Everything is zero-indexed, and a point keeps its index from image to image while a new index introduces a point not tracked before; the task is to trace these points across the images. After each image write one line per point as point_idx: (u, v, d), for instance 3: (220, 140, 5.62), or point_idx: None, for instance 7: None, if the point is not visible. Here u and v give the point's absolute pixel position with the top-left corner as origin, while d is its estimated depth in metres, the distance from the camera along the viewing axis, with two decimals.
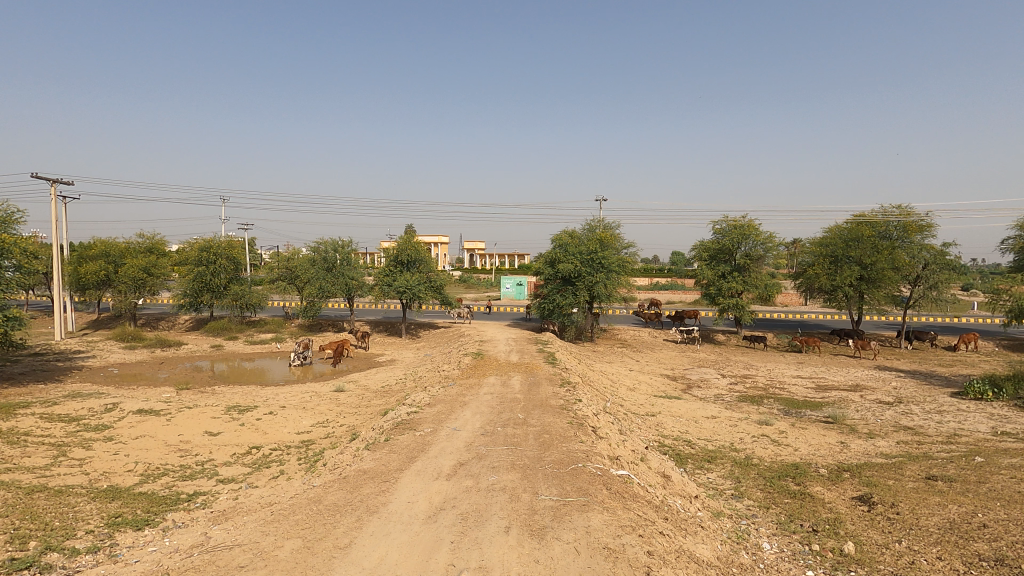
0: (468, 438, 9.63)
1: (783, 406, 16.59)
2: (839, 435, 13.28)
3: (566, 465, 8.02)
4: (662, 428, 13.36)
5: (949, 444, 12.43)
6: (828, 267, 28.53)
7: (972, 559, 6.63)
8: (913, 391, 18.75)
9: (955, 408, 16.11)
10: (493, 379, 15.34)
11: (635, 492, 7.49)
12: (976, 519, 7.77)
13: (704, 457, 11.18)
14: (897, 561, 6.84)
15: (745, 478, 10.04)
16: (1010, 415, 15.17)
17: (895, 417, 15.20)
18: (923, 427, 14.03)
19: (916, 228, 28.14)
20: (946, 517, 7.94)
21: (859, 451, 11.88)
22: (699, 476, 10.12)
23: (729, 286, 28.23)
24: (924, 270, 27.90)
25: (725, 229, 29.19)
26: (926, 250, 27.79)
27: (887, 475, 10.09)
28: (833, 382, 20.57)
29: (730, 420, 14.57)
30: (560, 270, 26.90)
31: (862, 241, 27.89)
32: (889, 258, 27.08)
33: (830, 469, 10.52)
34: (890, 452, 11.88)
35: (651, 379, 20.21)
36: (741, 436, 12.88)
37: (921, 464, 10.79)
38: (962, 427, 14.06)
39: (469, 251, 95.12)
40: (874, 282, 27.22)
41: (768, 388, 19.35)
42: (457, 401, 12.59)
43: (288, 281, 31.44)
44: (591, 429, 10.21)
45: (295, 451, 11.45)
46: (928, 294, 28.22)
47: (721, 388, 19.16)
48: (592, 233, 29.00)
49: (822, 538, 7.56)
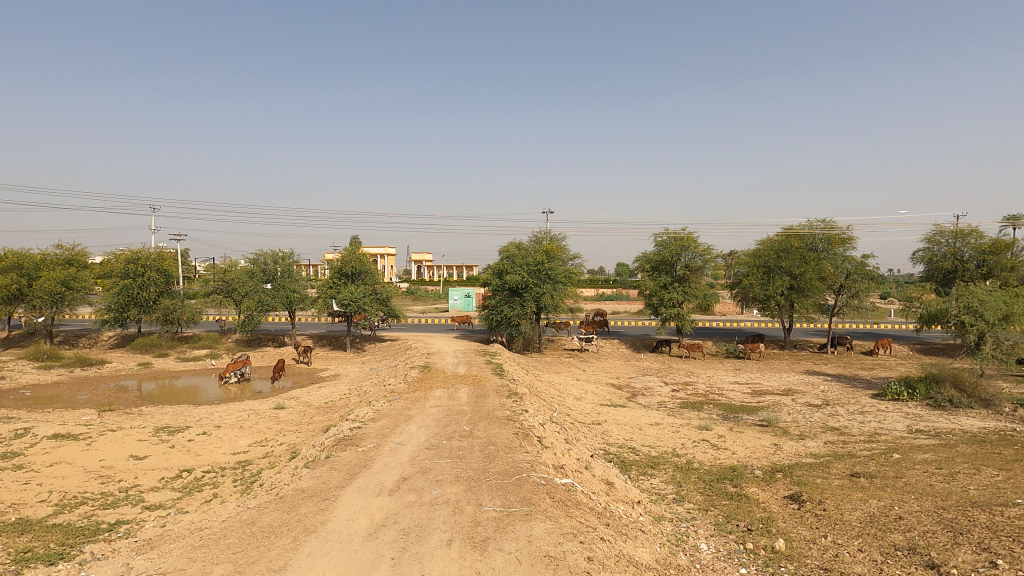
0: (412, 453, 9.47)
1: (721, 411, 17.25)
2: (772, 437, 13.95)
3: (510, 475, 8.05)
4: (608, 436, 13.63)
5: (870, 442, 13.30)
6: (761, 277, 30.03)
7: (889, 550, 7.12)
8: (838, 394, 19.96)
9: (876, 409, 17.25)
10: (439, 392, 15.17)
11: (578, 499, 7.58)
12: (894, 512, 8.35)
13: (648, 463, 11.46)
14: (823, 554, 7.22)
15: (686, 482, 10.36)
16: (923, 414, 16.41)
17: (823, 418, 16.16)
18: (848, 427, 14.97)
19: (838, 241, 30.14)
20: (867, 511, 8.49)
21: (790, 452, 12.54)
22: (642, 481, 10.36)
23: (670, 296, 29.18)
24: (847, 279, 29.75)
25: (665, 241, 30.29)
26: (848, 261, 29.77)
27: (816, 474, 10.66)
28: (766, 387, 21.58)
29: (673, 426, 14.99)
30: (508, 281, 27.00)
31: (791, 252, 29.66)
32: (815, 268, 28.92)
33: (765, 470, 11.03)
34: (818, 451, 12.60)
35: (598, 388, 20.55)
36: (682, 442, 13.28)
37: (846, 462, 11.51)
38: (881, 426, 15.10)
39: (416, 263, 94.37)
40: (803, 291, 29.03)
41: (707, 394, 20.09)
42: (402, 415, 12.36)
43: (224, 294, 30.02)
44: (537, 439, 10.28)
45: (231, 472, 10.93)
46: (851, 302, 30.13)
47: (663, 396, 19.73)
48: (539, 245, 29.36)
49: (755, 537, 7.88)
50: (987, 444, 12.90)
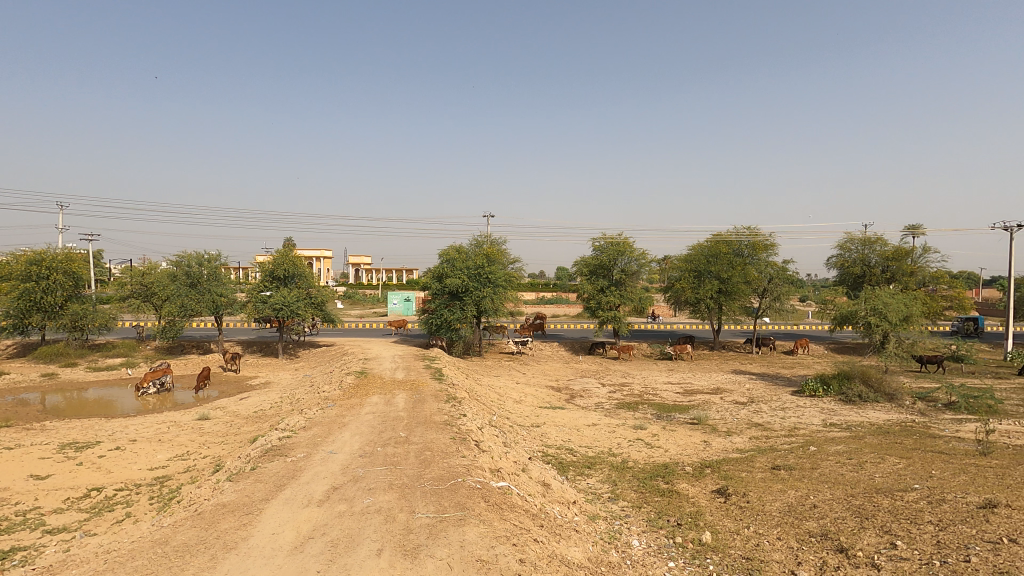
0: (344, 461, 9.18)
1: (655, 411, 17.83)
2: (702, 434, 14.57)
3: (445, 481, 7.96)
4: (546, 438, 13.78)
5: (790, 437, 14.15)
6: (693, 281, 31.35)
7: (804, 537, 7.58)
8: (762, 392, 21.13)
9: (795, 405, 18.40)
10: (376, 398, 14.81)
11: (513, 502, 7.60)
12: (809, 501, 8.91)
13: (585, 464, 11.66)
14: (745, 544, 7.59)
15: (621, 480, 10.62)
16: (836, 409, 17.66)
17: (748, 415, 17.06)
18: (771, 423, 15.88)
19: (762, 247, 31.94)
20: (785, 501, 9.01)
21: (718, 448, 13.13)
22: (579, 482, 10.54)
23: (607, 300, 29.93)
24: (769, 283, 31.58)
25: (602, 245, 31.05)
26: (771, 266, 31.62)
27: (741, 468, 11.20)
28: (697, 386, 22.53)
29: (609, 426, 15.35)
30: (447, 284, 26.81)
31: (720, 257, 31.16)
32: (741, 273, 30.50)
33: (695, 466, 11.49)
34: (743, 447, 13.27)
35: (537, 391, 20.73)
36: (618, 441, 13.63)
37: (767, 456, 12.19)
38: (800, 420, 16.12)
39: (354, 267, 91.97)
40: (730, 295, 30.57)
41: (643, 394, 20.72)
42: (336, 423, 11.98)
43: (142, 299, 28.04)
44: (474, 443, 10.24)
45: (147, 489, 10.20)
46: (773, 305, 32.00)
47: (600, 397, 20.18)
48: (479, 249, 29.34)
49: (684, 531, 8.18)
50: (890, 435, 14.02)
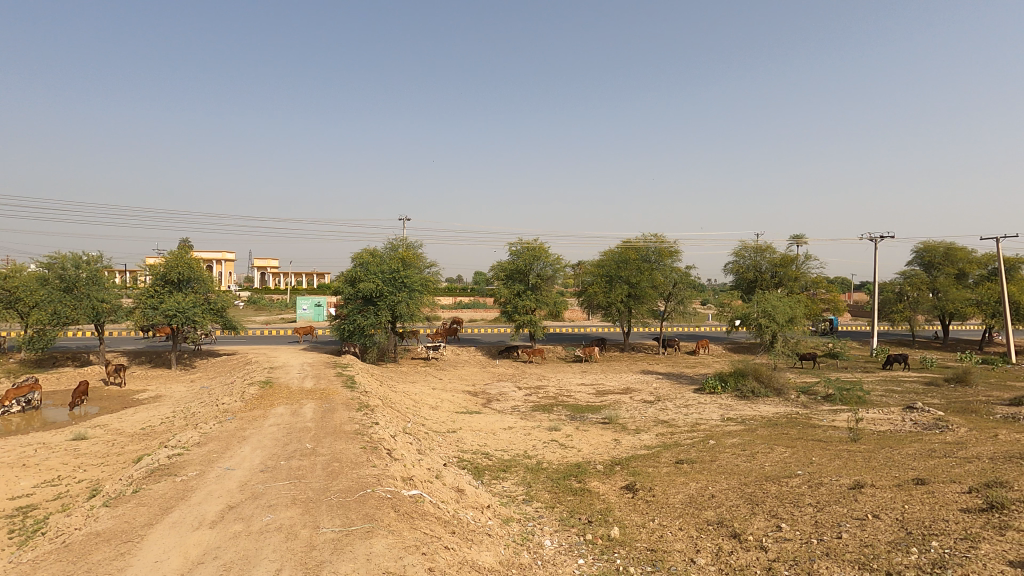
0: (243, 478, 8.59)
1: (569, 412, 18.29)
2: (613, 433, 15.12)
3: (354, 492, 7.67)
4: (462, 443, 13.69)
5: (692, 432, 15.04)
6: (604, 285, 32.52)
7: (703, 526, 8.06)
8: (668, 390, 22.33)
9: (697, 402, 19.61)
10: (282, 409, 14.01)
11: (425, 510, 7.47)
12: (708, 491, 9.50)
13: (500, 467, 11.71)
14: (650, 537, 7.94)
15: (535, 482, 10.77)
16: (732, 404, 19.02)
17: (655, 413, 17.93)
18: (675, 420, 16.79)
19: (667, 253, 33.81)
20: (687, 493, 9.55)
21: (627, 446, 13.69)
22: (494, 485, 10.56)
23: (524, 304, 30.34)
24: (674, 287, 33.48)
25: (519, 250, 31.45)
26: (675, 271, 33.55)
27: (648, 464, 11.74)
28: (609, 387, 23.38)
29: (524, 429, 15.53)
30: (361, 289, 25.96)
31: (630, 263, 32.60)
32: (649, 278, 32.11)
33: (605, 464, 11.89)
34: (650, 443, 13.94)
35: (453, 396, 20.57)
36: (533, 444, 13.82)
37: (672, 451, 12.87)
38: (701, 416, 17.20)
39: (260, 270, 86.79)
40: (639, 299, 32.07)
41: (557, 396, 21.17)
42: (235, 437, 11.18)
43: (4, 306, 24.71)
44: (386, 452, 9.95)
45: (4, 522, 8.94)
46: (678, 308, 33.94)
47: (517, 400, 20.38)
48: (394, 252, 28.69)
49: (594, 528, 8.43)
50: (778, 426, 15.32)
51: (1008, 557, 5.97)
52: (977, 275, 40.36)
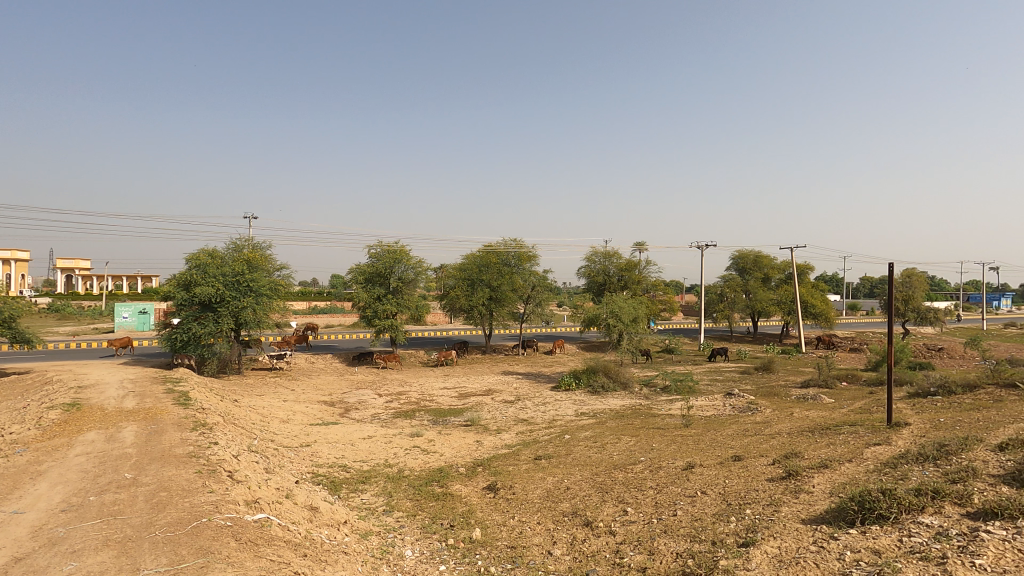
0: (37, 522, 7.16)
1: (432, 416, 18.10)
2: (475, 435, 15.29)
3: (185, 524, 6.80)
4: (317, 457, 12.86)
5: (549, 428, 15.76)
6: (466, 289, 32.76)
7: (559, 517, 8.47)
8: (527, 389, 23.18)
9: (553, 399, 20.60)
10: (94, 435, 11.96)
11: (273, 535, 6.87)
12: (564, 484, 10.01)
13: (359, 479, 11.20)
14: (510, 534, 8.14)
15: (396, 491, 10.48)
16: (585, 400, 20.31)
17: (515, 412, 18.49)
18: (534, 418, 17.48)
19: (526, 258, 35.15)
20: (545, 487, 9.98)
21: (489, 446, 13.93)
22: (352, 499, 10.06)
23: (384, 308, 29.45)
24: (532, 290, 34.90)
25: (379, 253, 30.46)
26: (533, 275, 35.01)
27: (509, 462, 12.06)
28: (471, 389, 23.62)
29: (385, 437, 15.04)
30: (197, 294, 23.19)
31: (490, 266, 33.31)
32: (509, 281, 33.11)
33: (468, 467, 11.96)
34: (511, 442, 14.33)
35: (308, 408, 19.25)
36: (394, 451, 13.44)
37: (531, 448, 13.37)
38: (557, 413, 18.10)
39: (66, 272, 73.61)
40: (499, 301, 32.87)
41: (420, 401, 20.85)
42: (28, 472, 9.30)
43: None
44: (227, 474, 8.98)
45: None
46: (536, 310, 35.42)
47: (377, 408, 19.69)
48: (238, 253, 26.11)
49: (456, 532, 8.42)
50: (624, 417, 16.69)
51: (801, 516, 7.13)
52: (778, 279, 47.84)
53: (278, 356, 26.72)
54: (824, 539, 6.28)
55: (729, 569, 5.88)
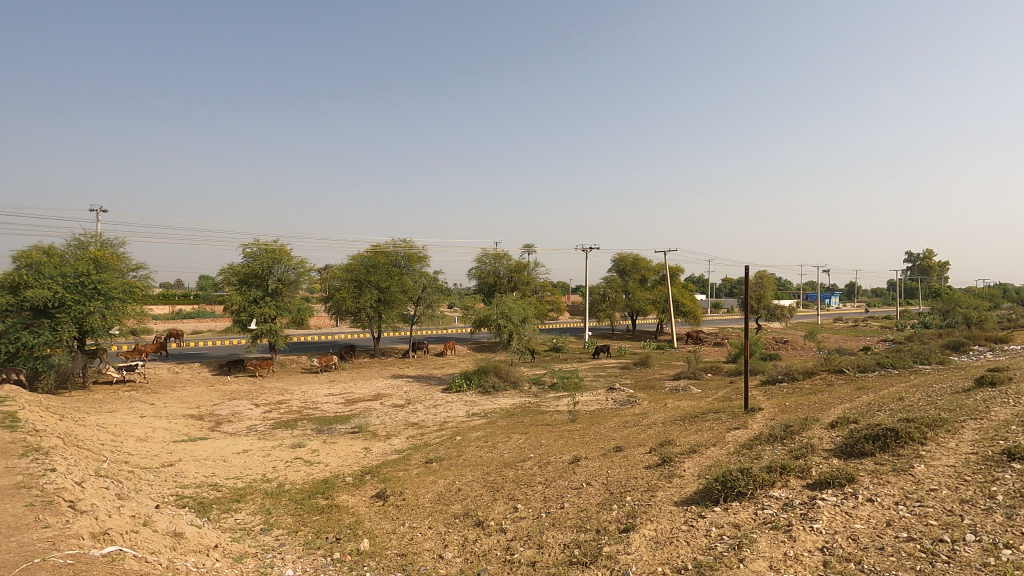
0: None
1: (315, 425, 17.15)
2: (363, 442, 14.74)
3: (12, 568, 5.79)
4: (182, 477, 11.62)
5: (441, 431, 15.64)
6: (353, 290, 31.40)
7: (451, 520, 8.42)
8: (418, 392, 22.82)
9: (444, 401, 20.48)
10: None
11: (128, 569, 6.08)
12: (455, 486, 9.98)
13: (232, 498, 10.29)
14: (400, 542, 7.95)
15: (276, 507, 9.78)
16: (476, 400, 20.44)
17: (405, 416, 18.11)
18: (425, 421, 17.25)
19: (416, 259, 34.62)
20: (436, 491, 9.88)
21: (378, 453, 13.50)
22: (225, 520, 9.23)
23: (262, 312, 27.41)
24: (423, 292, 34.44)
25: (255, 252, 28.28)
26: (424, 276, 34.57)
27: (398, 468, 11.77)
28: (358, 394, 22.74)
29: (263, 450, 13.98)
30: (28, 298, 19.93)
31: (379, 267, 32.38)
32: (398, 283, 32.39)
33: (355, 475, 11.49)
34: (401, 447, 14.01)
35: (171, 423, 17.33)
36: (273, 465, 12.54)
37: (422, 452, 13.17)
38: (448, 415, 18.02)
39: None
40: (388, 303, 32.03)
41: (302, 410, 19.66)
42: None
43: None
44: (68, 505, 7.80)
45: None
46: (426, 311, 35.01)
47: (253, 419, 18.25)
48: (82, 251, 22.85)
49: (342, 545, 8.04)
50: (514, 416, 17.03)
51: (674, 498, 7.73)
52: (653, 280, 51.67)
53: (129, 368, 23.60)
54: (693, 518, 6.87)
55: (611, 554, 6.22)
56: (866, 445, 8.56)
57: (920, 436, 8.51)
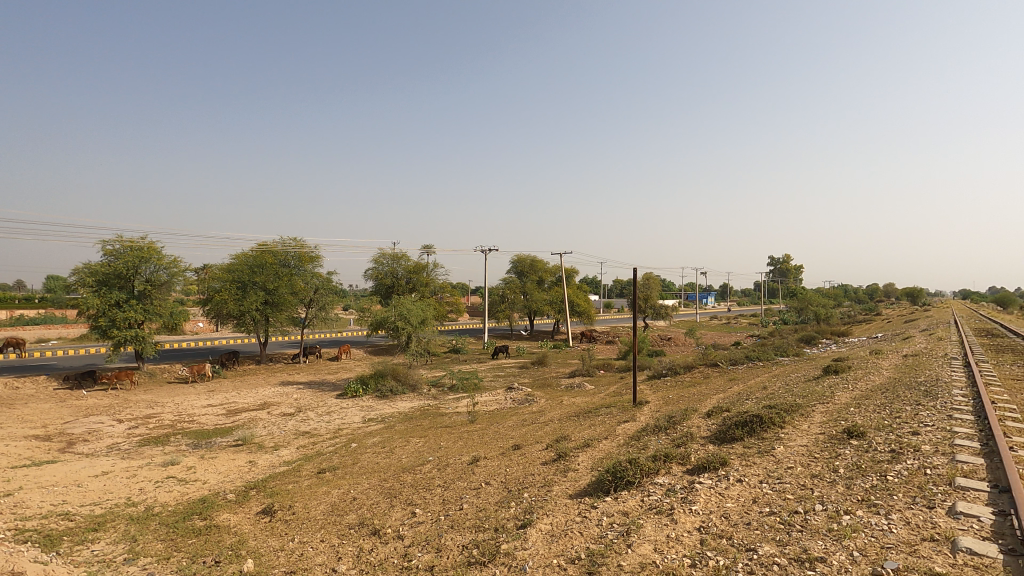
0: None
1: (191, 440, 15.65)
2: (247, 455, 13.69)
3: None
4: (24, 507, 10.05)
5: (335, 438, 14.96)
6: (236, 292, 28.98)
7: (345, 531, 8.08)
8: (309, 399, 21.64)
9: (339, 407, 19.61)
10: None
11: None
12: (350, 495, 9.59)
13: (88, 527, 9.08)
14: (289, 559, 7.48)
15: (143, 533, 8.78)
16: (373, 405, 19.80)
17: (295, 425, 17.09)
18: (317, 429, 16.40)
19: (307, 258, 32.87)
20: (329, 502, 9.43)
21: (265, 466, 12.62)
22: (79, 553, 8.12)
23: (126, 316, 24.53)
24: (315, 293, 32.73)
25: (118, 250, 25.24)
26: (316, 277, 32.89)
27: (288, 481, 11.09)
28: (242, 404, 21.10)
29: (127, 471, 12.49)
30: None
31: (266, 267, 30.37)
32: (288, 284, 30.56)
33: (238, 491, 10.64)
34: (290, 458, 13.20)
35: (8, 446, 14.92)
36: (140, 486, 11.26)
37: (314, 462, 12.51)
38: (343, 421, 17.29)
39: None
40: (277, 306, 30.10)
41: (175, 424, 17.84)
42: None
43: None
44: None
45: None
46: (319, 314, 33.32)
47: (115, 437, 16.24)
48: None
49: (223, 567, 7.41)
50: (413, 419, 16.73)
51: (568, 492, 8.03)
52: (550, 281, 53.29)
53: None
54: (586, 510, 7.17)
55: (509, 551, 6.31)
56: (736, 431, 9.44)
57: (779, 421, 9.56)
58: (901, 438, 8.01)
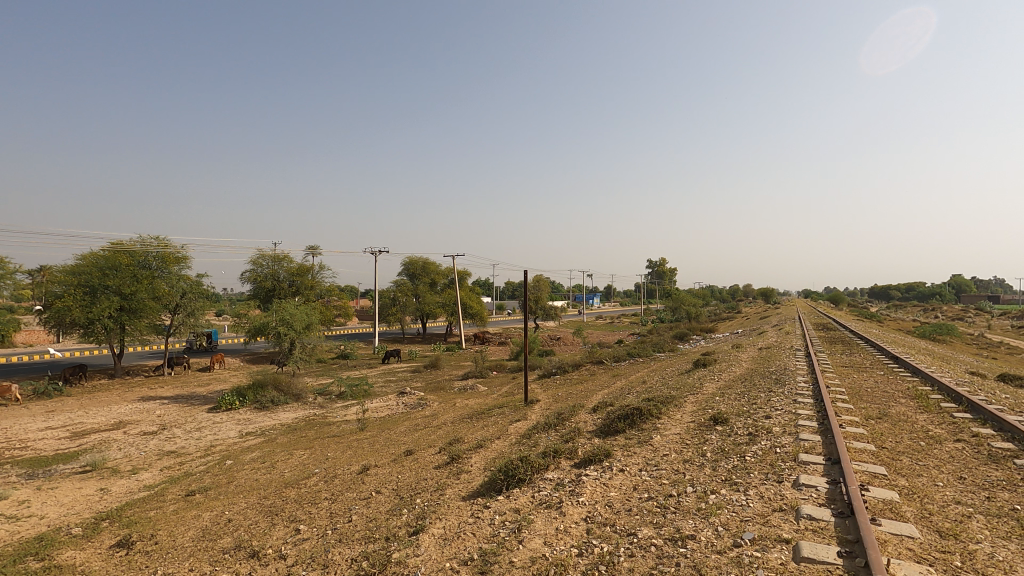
0: None
1: (25, 469, 13.42)
2: (98, 482, 12.04)
3: None
4: None
5: (206, 456, 13.67)
6: (83, 297, 25.45)
7: (219, 557, 7.40)
8: (176, 415, 19.57)
9: (211, 422, 17.95)
10: None
11: None
12: (224, 517, 8.82)
13: None
14: None
15: None
16: (251, 418, 18.37)
17: (158, 445, 15.35)
18: (185, 447, 14.87)
19: (173, 259, 29.75)
20: (199, 527, 8.59)
21: (120, 493, 11.18)
22: None
23: None
24: (182, 298, 29.72)
25: None
26: (184, 280, 29.91)
27: (149, 507, 9.92)
28: (91, 424, 18.55)
29: None
30: None
31: (120, 269, 27.03)
32: (148, 288, 27.42)
33: (86, 524, 9.33)
34: (152, 482, 11.83)
35: None
36: None
37: (181, 484, 11.31)
38: (215, 438, 15.83)
39: None
40: (135, 313, 26.91)
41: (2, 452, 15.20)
42: None
43: None
44: None
45: None
46: (187, 320, 30.29)
47: None
48: None
49: None
50: (297, 431, 15.78)
51: (462, 494, 8.03)
52: (442, 283, 53.04)
53: None
54: (479, 510, 7.21)
55: (400, 560, 6.17)
56: (619, 424, 10.02)
57: (656, 412, 10.32)
58: (756, 422, 9.01)
